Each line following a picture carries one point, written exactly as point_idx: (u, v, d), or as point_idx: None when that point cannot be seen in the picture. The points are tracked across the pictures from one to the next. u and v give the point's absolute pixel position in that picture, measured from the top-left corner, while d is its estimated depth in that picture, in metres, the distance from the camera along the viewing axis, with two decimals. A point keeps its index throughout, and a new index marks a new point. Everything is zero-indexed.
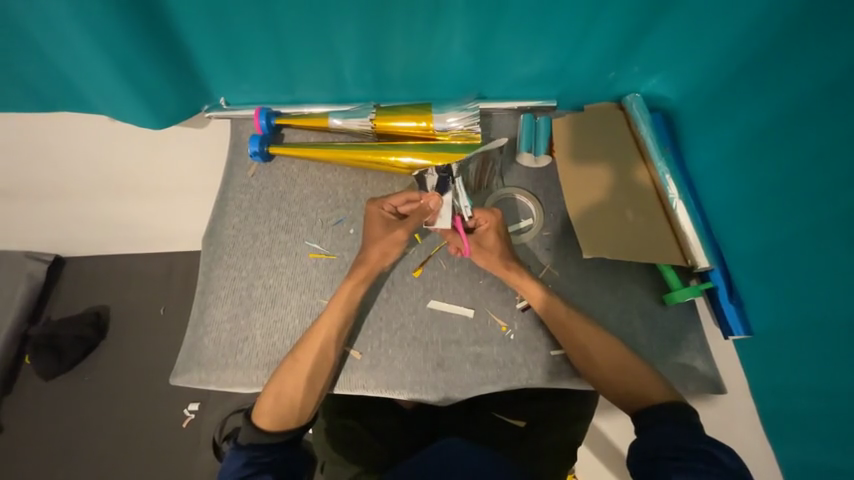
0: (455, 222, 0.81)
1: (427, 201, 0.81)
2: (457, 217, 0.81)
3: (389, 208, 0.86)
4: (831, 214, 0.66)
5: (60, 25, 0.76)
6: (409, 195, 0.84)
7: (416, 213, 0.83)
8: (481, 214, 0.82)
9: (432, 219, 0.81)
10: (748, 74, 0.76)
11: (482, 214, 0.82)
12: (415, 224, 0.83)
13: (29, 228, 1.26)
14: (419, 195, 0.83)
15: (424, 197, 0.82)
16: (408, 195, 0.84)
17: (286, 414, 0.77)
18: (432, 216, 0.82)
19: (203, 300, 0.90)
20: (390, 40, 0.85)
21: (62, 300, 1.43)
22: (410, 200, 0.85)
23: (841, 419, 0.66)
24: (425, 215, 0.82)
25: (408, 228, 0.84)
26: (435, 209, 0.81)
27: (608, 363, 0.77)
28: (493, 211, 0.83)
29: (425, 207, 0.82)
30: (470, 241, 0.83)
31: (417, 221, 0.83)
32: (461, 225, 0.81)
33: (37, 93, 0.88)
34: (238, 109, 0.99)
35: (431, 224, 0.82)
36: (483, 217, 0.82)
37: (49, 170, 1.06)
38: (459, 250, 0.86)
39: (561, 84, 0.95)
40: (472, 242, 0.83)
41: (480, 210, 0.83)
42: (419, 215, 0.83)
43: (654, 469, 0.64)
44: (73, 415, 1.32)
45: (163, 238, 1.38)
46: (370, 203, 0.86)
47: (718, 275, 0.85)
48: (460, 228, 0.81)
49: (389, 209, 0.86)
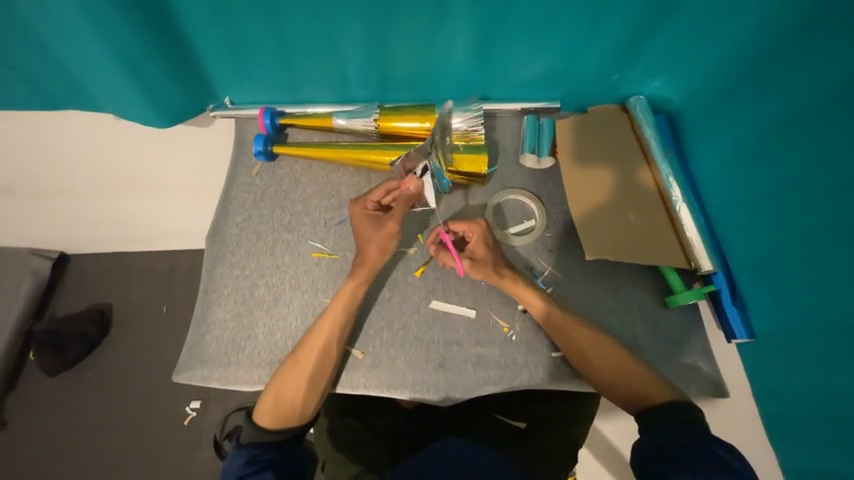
0: (443, 236, 0.83)
1: (408, 186, 0.84)
2: (441, 230, 0.84)
3: (373, 205, 0.86)
4: (834, 217, 0.66)
5: (65, 23, 0.76)
6: (388, 185, 0.85)
7: (400, 200, 0.84)
8: (468, 226, 0.82)
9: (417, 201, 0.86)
10: (751, 77, 0.76)
11: (468, 227, 0.83)
12: (402, 210, 0.83)
13: (34, 225, 1.27)
14: (397, 183, 0.85)
15: (403, 183, 0.85)
16: (387, 186, 0.85)
17: (287, 413, 0.77)
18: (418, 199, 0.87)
19: (205, 298, 0.90)
20: (393, 40, 0.85)
21: (66, 297, 1.43)
22: (389, 190, 0.85)
23: (844, 422, 0.66)
24: (410, 198, 0.84)
25: (396, 216, 0.83)
26: (417, 191, 0.85)
27: (610, 366, 0.77)
28: (477, 221, 0.83)
29: (407, 192, 0.85)
30: (462, 258, 0.83)
31: (403, 208, 0.83)
32: (449, 239, 0.82)
33: (43, 90, 0.89)
34: (242, 108, 0.99)
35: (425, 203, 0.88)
36: (469, 229, 0.83)
37: (53, 168, 1.07)
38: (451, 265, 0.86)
39: (565, 86, 0.95)
40: (465, 258, 0.83)
41: (465, 223, 0.83)
42: (403, 201, 0.84)
43: (658, 469, 0.64)
44: (75, 411, 1.33)
45: (168, 236, 1.38)
46: (353, 204, 0.86)
47: (721, 279, 0.85)
48: (449, 246, 0.82)
49: (372, 205, 0.86)
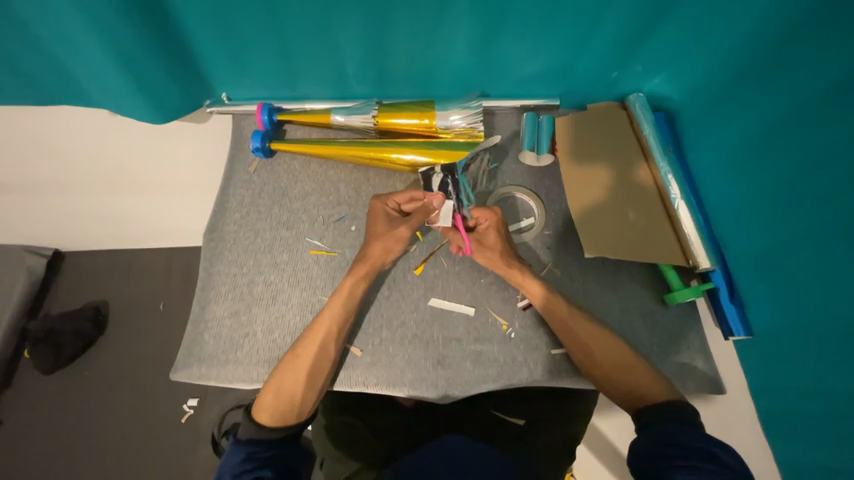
0: (456, 219, 0.84)
1: (430, 200, 0.85)
2: (456, 214, 0.84)
3: (393, 206, 0.87)
4: (831, 216, 0.66)
5: (60, 18, 0.75)
6: (414, 194, 0.87)
7: (420, 211, 0.85)
8: (481, 212, 0.84)
9: (434, 218, 0.85)
10: (749, 75, 0.76)
11: (483, 213, 0.84)
12: (418, 222, 0.84)
13: (28, 222, 1.26)
14: (424, 194, 0.86)
15: (428, 196, 0.85)
16: (412, 193, 0.86)
17: (286, 410, 0.77)
18: (435, 215, 0.85)
19: (204, 296, 0.90)
20: (392, 37, 0.85)
21: (62, 294, 1.42)
22: (414, 199, 0.87)
23: (840, 418, 0.66)
24: (428, 214, 0.85)
25: (411, 224, 0.84)
26: (438, 208, 0.84)
27: (610, 362, 0.77)
28: (494, 209, 0.85)
29: (428, 206, 0.85)
30: (470, 239, 0.85)
31: (419, 219, 0.84)
32: (461, 223, 0.84)
33: (36, 86, 0.88)
34: (240, 105, 0.98)
35: (434, 222, 0.86)
36: (484, 215, 0.84)
37: (48, 164, 1.06)
38: (460, 248, 0.86)
39: (564, 83, 0.95)
40: (473, 240, 0.85)
41: (480, 210, 0.84)
42: (421, 214, 0.85)
43: (657, 468, 0.65)
44: (72, 409, 1.32)
45: (164, 233, 1.38)
46: (374, 200, 0.87)
47: (719, 276, 0.85)
48: (460, 227, 0.84)
49: (393, 206, 0.87)
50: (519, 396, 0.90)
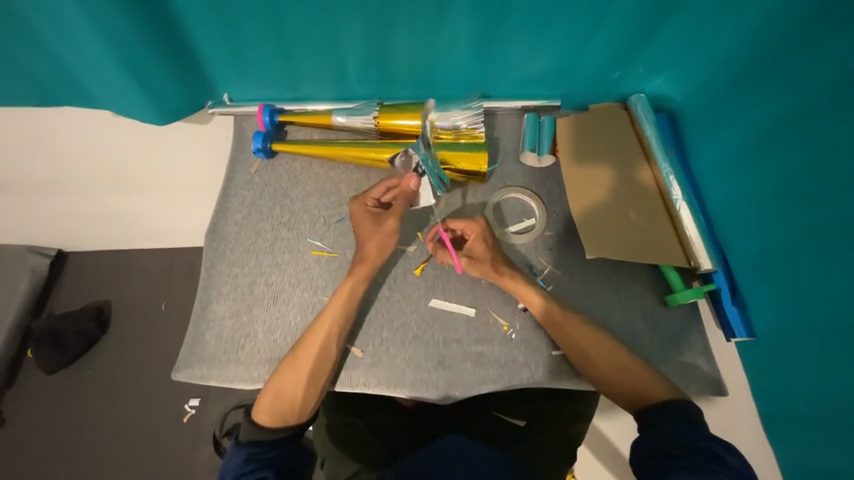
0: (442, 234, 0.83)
1: (407, 184, 0.84)
2: (442, 229, 0.83)
3: (372, 202, 0.86)
4: (832, 216, 0.66)
5: (62, 18, 0.76)
6: (389, 183, 0.85)
7: (401, 197, 0.85)
8: (466, 225, 0.82)
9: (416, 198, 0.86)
10: (750, 76, 0.76)
11: (468, 226, 0.82)
12: (402, 207, 0.84)
13: (31, 222, 1.27)
14: (399, 180, 0.85)
15: (403, 181, 0.85)
16: (387, 183, 0.85)
17: (286, 411, 0.77)
18: (416, 197, 0.86)
19: (204, 296, 0.90)
20: (393, 38, 0.85)
21: (65, 294, 1.43)
22: (390, 187, 0.85)
23: (843, 419, 0.66)
24: (409, 196, 0.85)
25: (397, 213, 0.84)
26: (417, 187, 0.85)
27: (611, 363, 0.77)
28: (476, 220, 0.82)
29: (407, 190, 0.85)
30: (461, 255, 0.84)
31: (403, 206, 0.85)
32: (448, 239, 0.82)
33: (38, 86, 0.88)
34: (241, 105, 0.99)
35: (418, 202, 0.87)
36: (469, 227, 0.82)
37: (50, 164, 1.06)
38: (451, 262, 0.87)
39: (565, 83, 0.95)
40: (464, 256, 0.84)
41: (464, 222, 0.82)
42: (403, 199, 0.85)
43: (657, 468, 0.64)
44: (74, 408, 1.33)
45: (167, 234, 1.38)
46: (353, 202, 0.86)
47: (720, 277, 0.85)
48: (447, 243, 0.83)
49: (373, 203, 0.86)
50: (519, 397, 0.90)
